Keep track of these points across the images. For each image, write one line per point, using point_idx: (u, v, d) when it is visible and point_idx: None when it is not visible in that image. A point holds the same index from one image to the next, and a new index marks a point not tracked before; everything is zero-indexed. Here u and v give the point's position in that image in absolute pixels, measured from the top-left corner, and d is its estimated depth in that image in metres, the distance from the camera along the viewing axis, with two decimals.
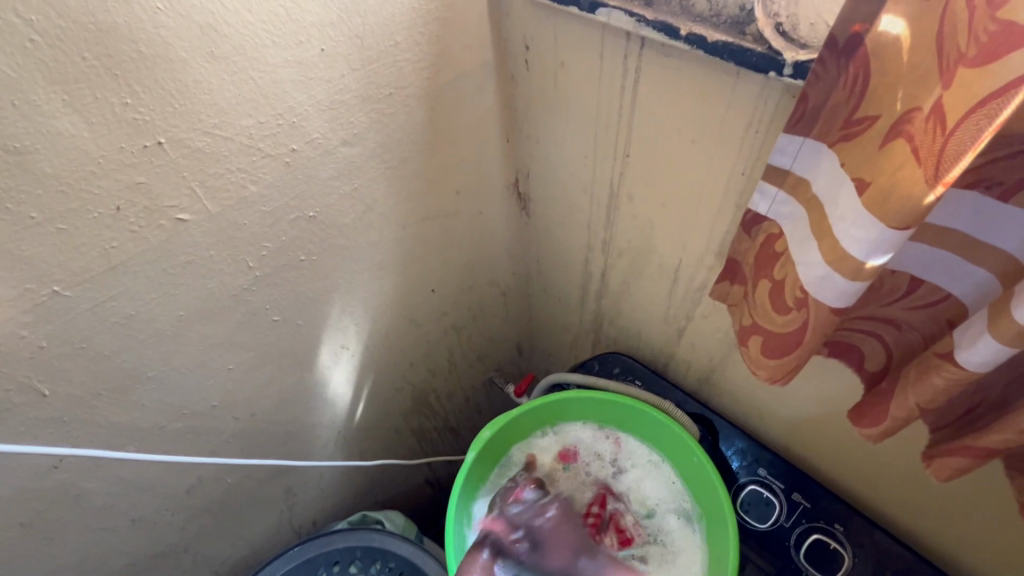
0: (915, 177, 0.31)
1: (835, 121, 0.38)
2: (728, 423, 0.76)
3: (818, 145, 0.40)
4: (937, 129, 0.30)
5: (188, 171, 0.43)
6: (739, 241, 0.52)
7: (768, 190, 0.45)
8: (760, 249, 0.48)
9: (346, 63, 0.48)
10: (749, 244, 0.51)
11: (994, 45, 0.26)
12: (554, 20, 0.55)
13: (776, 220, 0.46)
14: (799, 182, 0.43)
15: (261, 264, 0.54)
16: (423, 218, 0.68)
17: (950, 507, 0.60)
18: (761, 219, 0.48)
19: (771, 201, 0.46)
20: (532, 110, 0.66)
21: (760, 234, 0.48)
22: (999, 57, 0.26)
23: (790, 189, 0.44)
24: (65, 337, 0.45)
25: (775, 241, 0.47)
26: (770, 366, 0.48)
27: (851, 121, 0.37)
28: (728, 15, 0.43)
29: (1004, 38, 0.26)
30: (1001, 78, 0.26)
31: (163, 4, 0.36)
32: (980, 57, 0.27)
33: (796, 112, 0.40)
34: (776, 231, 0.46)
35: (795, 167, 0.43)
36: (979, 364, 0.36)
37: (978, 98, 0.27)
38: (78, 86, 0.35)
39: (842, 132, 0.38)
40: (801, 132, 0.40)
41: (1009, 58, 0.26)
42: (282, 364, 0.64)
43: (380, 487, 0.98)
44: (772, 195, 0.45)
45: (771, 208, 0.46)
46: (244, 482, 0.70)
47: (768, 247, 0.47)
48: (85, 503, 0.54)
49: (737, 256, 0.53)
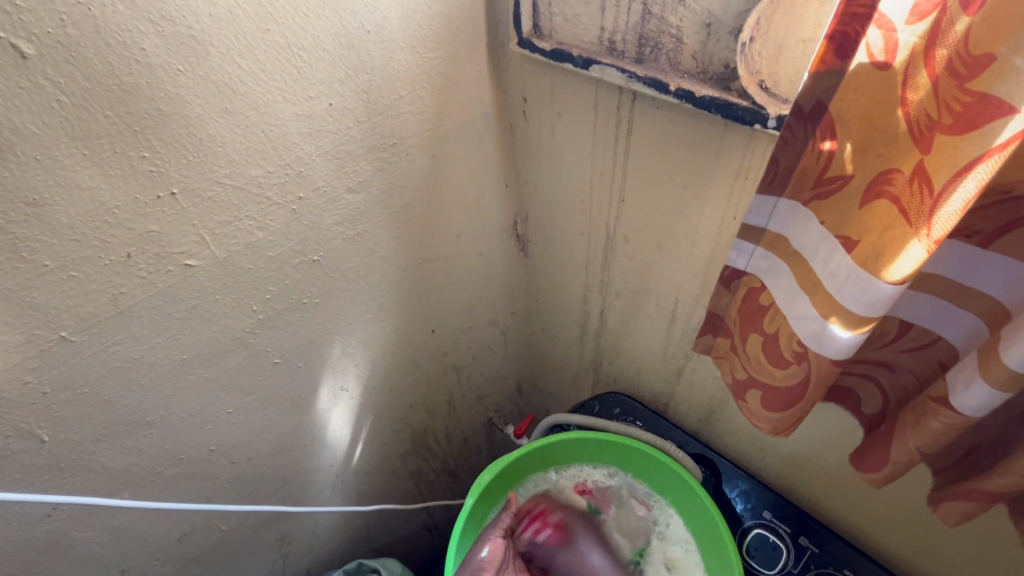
0: (909, 235, 0.33)
1: (807, 181, 0.38)
2: (731, 464, 0.75)
3: (792, 203, 0.40)
4: (924, 191, 0.32)
5: (199, 220, 0.45)
6: (719, 295, 0.52)
7: (745, 246, 0.46)
8: (743, 303, 0.49)
9: (352, 116, 0.51)
10: (730, 297, 0.51)
11: (976, 114, 0.28)
12: (550, 74, 0.58)
13: (756, 273, 0.47)
14: (776, 238, 0.43)
15: (264, 307, 0.55)
16: (422, 261, 0.69)
17: (961, 551, 0.59)
18: (740, 273, 0.49)
19: (748, 256, 0.46)
20: (531, 156, 0.69)
21: (741, 288, 0.49)
22: (984, 125, 0.28)
23: (768, 245, 0.44)
24: (68, 382, 0.45)
25: (757, 294, 0.47)
26: (773, 420, 0.49)
27: (823, 180, 0.37)
28: (713, 72, 0.46)
29: (986, 107, 0.28)
30: (987, 144, 0.28)
31: (184, 66, 0.39)
32: (962, 125, 0.29)
33: (769, 173, 0.40)
34: (757, 285, 0.47)
35: (771, 224, 0.43)
36: (975, 408, 0.36)
37: (964, 162, 0.29)
38: (99, 141, 0.37)
39: (815, 190, 0.38)
40: (776, 192, 0.41)
41: (995, 126, 0.27)
42: (281, 408, 0.64)
43: (378, 533, 0.95)
44: (749, 251, 0.46)
45: (750, 262, 0.47)
46: (238, 527, 0.69)
47: (751, 300, 0.48)
48: (74, 553, 0.53)
49: (717, 310, 0.54)
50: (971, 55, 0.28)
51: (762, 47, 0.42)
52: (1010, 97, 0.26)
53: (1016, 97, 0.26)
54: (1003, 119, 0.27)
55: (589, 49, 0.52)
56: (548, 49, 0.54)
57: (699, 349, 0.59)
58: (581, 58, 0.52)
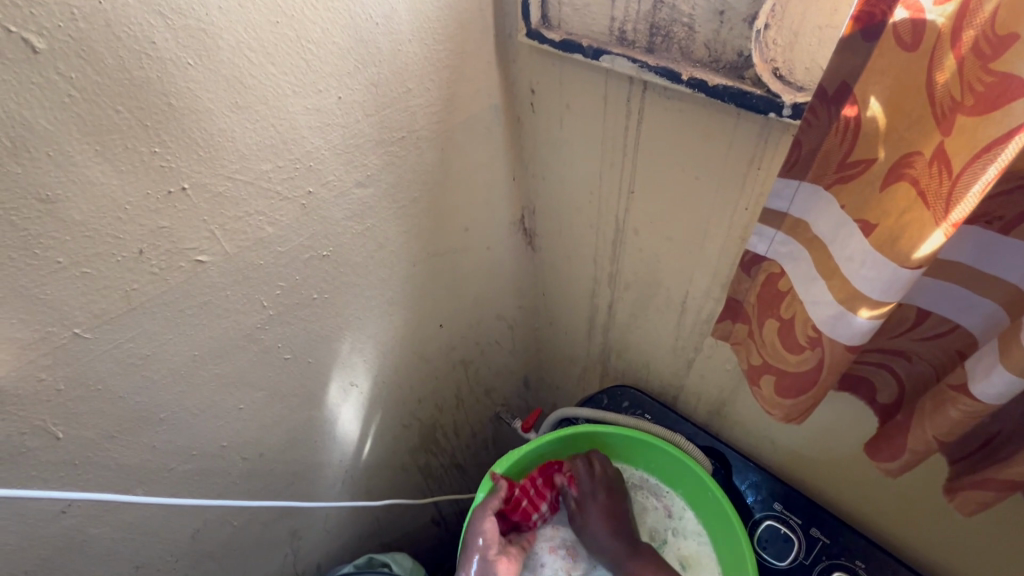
0: (926, 218, 0.32)
1: (829, 165, 0.38)
2: (741, 456, 0.75)
3: (816, 187, 0.40)
4: (943, 173, 0.31)
5: (210, 216, 0.45)
6: (738, 281, 0.52)
7: (766, 231, 0.45)
8: (762, 289, 0.49)
9: (361, 110, 0.50)
10: (749, 283, 0.51)
11: (997, 95, 0.28)
12: (559, 65, 0.57)
13: (776, 259, 0.46)
14: (798, 222, 0.43)
15: (275, 303, 0.55)
16: (431, 255, 0.69)
17: (974, 541, 0.59)
18: (759, 259, 0.48)
19: (769, 242, 0.46)
20: (539, 148, 0.68)
21: (759, 274, 0.49)
22: (1003, 106, 0.27)
23: (789, 230, 0.44)
24: (82, 379, 0.45)
25: (777, 280, 0.47)
26: (786, 406, 0.49)
27: (845, 164, 0.37)
28: (726, 61, 0.45)
29: (1006, 88, 0.27)
30: (1007, 125, 0.27)
31: (194, 60, 0.38)
32: (982, 106, 0.28)
33: (790, 157, 0.39)
34: (777, 271, 0.47)
35: (794, 208, 0.42)
36: (994, 396, 0.36)
37: (983, 144, 0.29)
38: (110, 136, 0.37)
39: (838, 174, 0.38)
40: (797, 176, 0.40)
41: (1015, 106, 0.27)
42: (292, 403, 0.64)
43: (387, 527, 0.96)
44: (769, 236, 0.45)
45: (770, 248, 0.46)
46: (250, 523, 0.69)
47: (769, 286, 0.48)
48: (88, 549, 0.53)
49: (736, 296, 0.53)
50: (996, 35, 0.27)
51: (777, 34, 0.42)
52: None
53: None
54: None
55: (598, 39, 0.52)
56: (557, 40, 0.53)
57: (717, 335, 0.59)
58: (591, 48, 0.51)
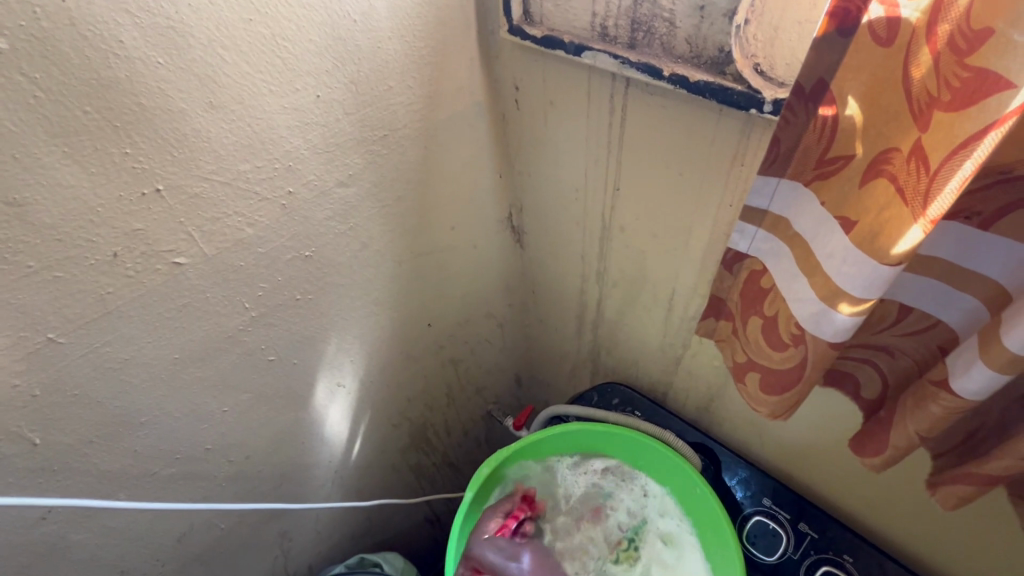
0: (904, 216, 0.32)
1: (808, 162, 0.38)
2: (731, 452, 0.75)
3: (795, 184, 0.40)
4: (922, 170, 0.31)
5: (186, 217, 0.44)
6: (721, 279, 0.52)
7: (748, 229, 0.45)
8: (745, 286, 0.49)
9: (341, 108, 0.50)
10: (731, 281, 0.51)
11: (973, 91, 0.27)
12: (542, 62, 0.57)
13: (758, 256, 0.46)
14: (778, 220, 0.42)
15: (257, 304, 0.54)
16: (417, 254, 0.69)
17: (960, 534, 0.60)
18: (742, 257, 0.48)
19: (750, 239, 0.45)
20: (525, 146, 0.68)
21: (742, 271, 0.49)
22: (980, 102, 0.27)
23: (769, 228, 0.43)
24: (59, 384, 0.44)
25: (760, 277, 0.47)
26: (770, 404, 0.49)
27: (823, 161, 0.37)
28: (708, 56, 0.45)
29: (982, 83, 0.27)
30: (983, 121, 0.27)
31: (164, 59, 0.38)
32: (959, 102, 0.28)
33: (769, 155, 0.38)
34: (760, 268, 0.47)
35: (773, 206, 0.42)
36: (974, 391, 0.36)
37: (959, 140, 0.28)
38: (79, 138, 0.36)
39: (817, 171, 0.38)
40: (776, 174, 0.39)
41: (991, 102, 0.26)
42: (278, 405, 0.64)
43: (379, 527, 0.95)
44: (750, 233, 0.45)
45: (751, 246, 0.46)
46: (238, 526, 0.69)
47: (752, 283, 0.48)
48: (70, 555, 0.52)
49: (720, 293, 0.53)
50: (971, 29, 0.27)
51: (757, 30, 0.41)
52: (1007, 72, 0.26)
53: (1013, 71, 0.25)
54: (1000, 95, 0.26)
55: (581, 35, 0.51)
56: (539, 36, 0.52)
57: (702, 333, 0.58)
58: (572, 44, 0.51)
